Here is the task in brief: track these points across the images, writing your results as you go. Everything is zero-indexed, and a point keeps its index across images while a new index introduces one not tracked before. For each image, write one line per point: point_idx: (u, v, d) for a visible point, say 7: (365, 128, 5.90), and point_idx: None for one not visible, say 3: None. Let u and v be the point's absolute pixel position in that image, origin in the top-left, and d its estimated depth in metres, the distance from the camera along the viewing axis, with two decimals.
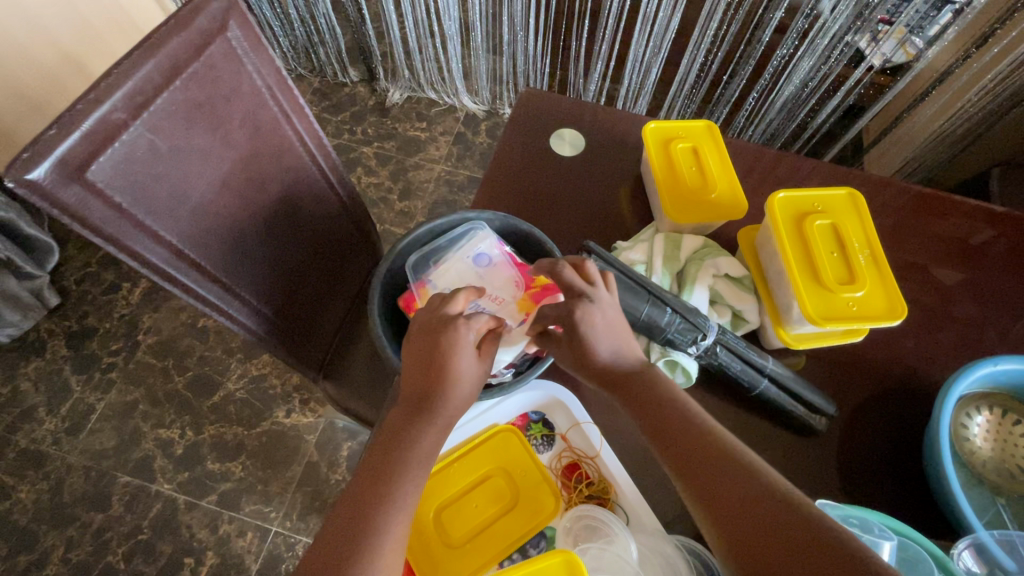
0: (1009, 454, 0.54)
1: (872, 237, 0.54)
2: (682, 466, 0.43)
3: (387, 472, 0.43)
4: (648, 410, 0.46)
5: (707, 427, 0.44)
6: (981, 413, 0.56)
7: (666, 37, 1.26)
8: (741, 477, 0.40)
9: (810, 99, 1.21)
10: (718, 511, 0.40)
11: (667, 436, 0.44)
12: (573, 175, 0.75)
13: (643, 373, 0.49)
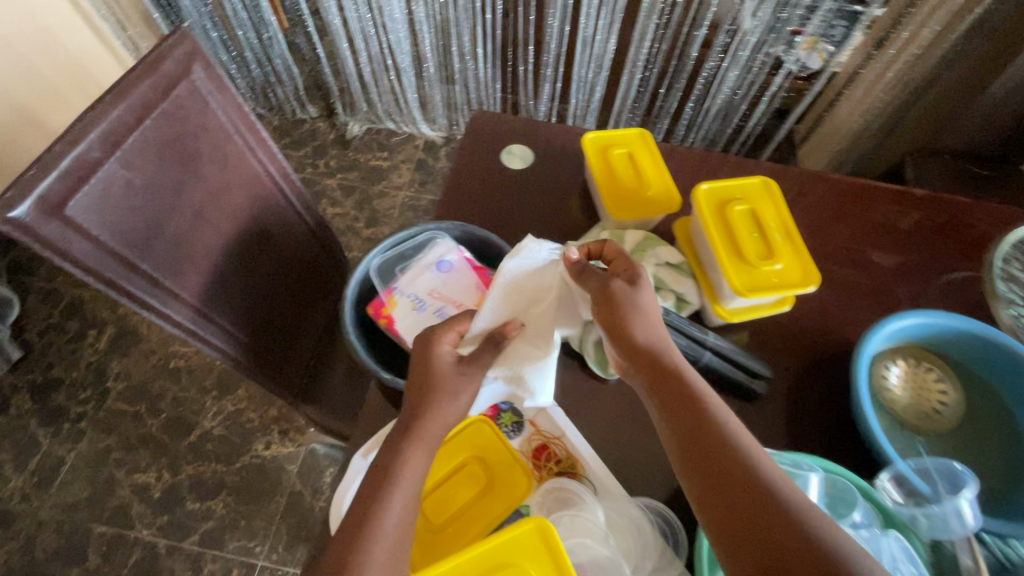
0: (924, 399, 0.62)
1: (785, 218, 0.61)
2: (702, 476, 0.44)
3: (380, 487, 0.46)
4: (677, 413, 0.47)
5: (734, 440, 0.45)
6: (897, 365, 0.63)
7: (605, 58, 1.36)
8: (757, 497, 0.41)
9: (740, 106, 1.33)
10: (720, 506, 0.42)
11: (689, 429, 0.46)
12: (526, 186, 0.81)
13: (678, 367, 0.50)
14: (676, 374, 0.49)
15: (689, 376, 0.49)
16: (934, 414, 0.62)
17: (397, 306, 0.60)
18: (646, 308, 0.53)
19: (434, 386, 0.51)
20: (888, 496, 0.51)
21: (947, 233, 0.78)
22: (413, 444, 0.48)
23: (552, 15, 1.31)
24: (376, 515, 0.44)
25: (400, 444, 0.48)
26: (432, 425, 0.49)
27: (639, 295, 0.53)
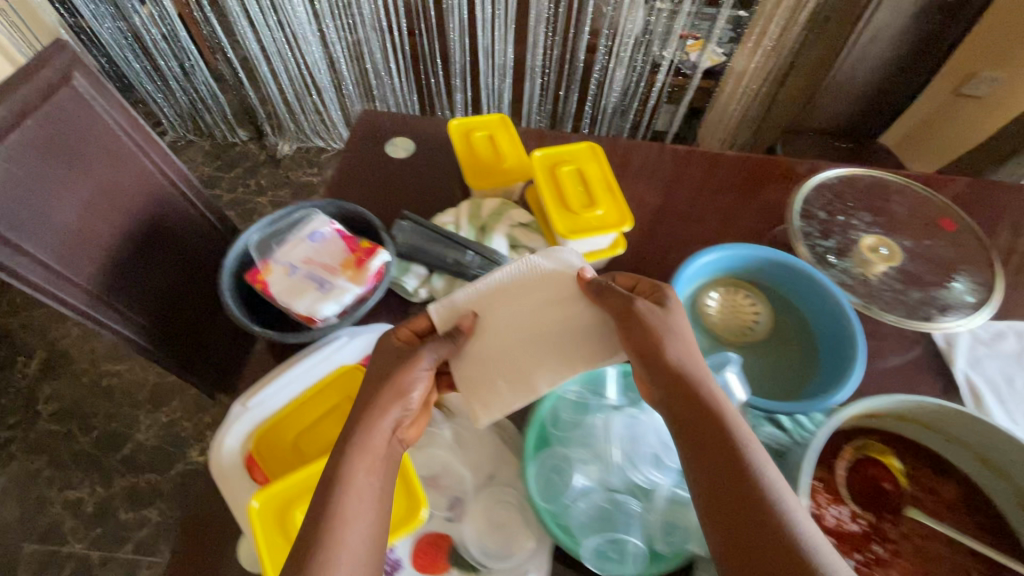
0: (741, 318, 0.73)
1: (607, 174, 0.72)
2: (717, 497, 0.44)
3: (341, 478, 0.47)
4: (698, 433, 0.47)
5: (754, 464, 0.45)
6: (715, 293, 0.74)
7: (507, 66, 1.49)
8: (768, 525, 0.42)
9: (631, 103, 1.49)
10: (727, 526, 0.43)
11: (707, 449, 0.46)
12: (407, 171, 0.90)
13: (709, 392, 0.50)
14: (705, 395, 0.49)
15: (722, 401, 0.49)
16: (744, 332, 0.72)
17: (272, 272, 0.68)
18: (676, 332, 0.53)
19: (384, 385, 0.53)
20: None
21: (782, 185, 0.85)
22: (355, 456, 0.48)
23: (452, 30, 1.43)
24: (339, 513, 0.45)
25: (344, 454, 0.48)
26: (377, 433, 0.50)
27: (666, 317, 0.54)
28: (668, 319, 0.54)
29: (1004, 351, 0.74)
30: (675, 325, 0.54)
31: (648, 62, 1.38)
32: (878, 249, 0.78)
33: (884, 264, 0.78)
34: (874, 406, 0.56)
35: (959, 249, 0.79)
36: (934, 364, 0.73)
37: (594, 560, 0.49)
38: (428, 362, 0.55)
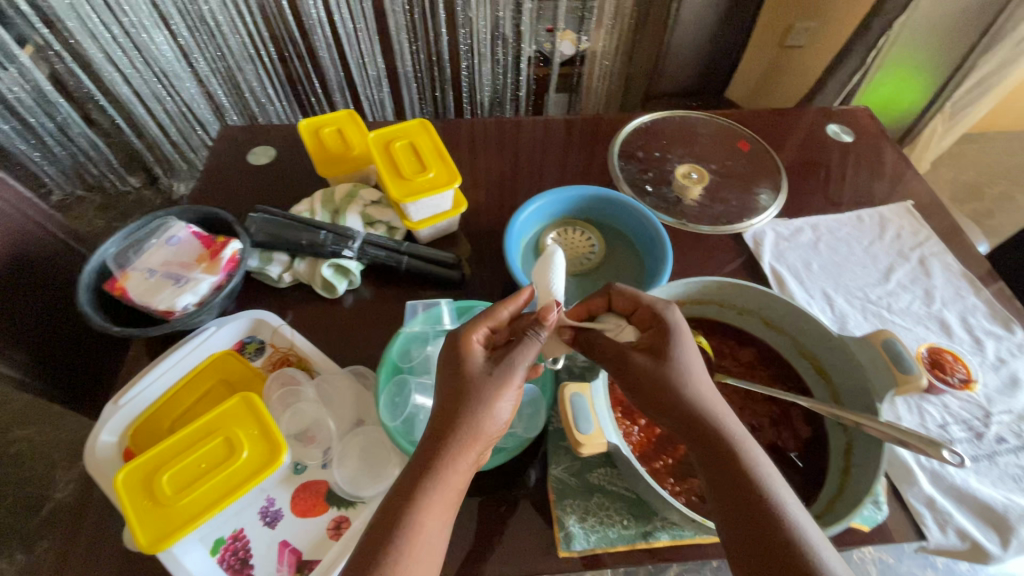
0: (575, 252, 0.83)
1: (437, 142, 0.81)
2: (734, 533, 0.47)
3: (410, 502, 0.48)
4: (713, 472, 0.49)
5: (770, 497, 0.47)
6: (552, 234, 0.84)
7: (382, 79, 1.54)
8: (777, 538, 0.45)
9: (504, 94, 1.60)
10: (737, 535, 0.46)
11: (719, 467, 0.49)
12: (270, 175, 0.96)
13: (718, 413, 0.51)
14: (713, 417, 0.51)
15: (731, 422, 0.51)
16: (582, 262, 0.82)
17: (130, 278, 0.71)
18: (689, 363, 0.53)
19: (467, 409, 0.51)
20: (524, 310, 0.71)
21: (606, 137, 0.96)
22: (434, 491, 0.49)
23: (319, 47, 1.43)
24: (409, 534, 0.47)
25: (422, 486, 0.49)
26: (455, 468, 0.51)
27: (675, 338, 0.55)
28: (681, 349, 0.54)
29: (802, 242, 0.87)
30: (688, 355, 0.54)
31: (510, 51, 1.48)
32: (698, 176, 0.90)
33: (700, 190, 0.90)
34: (674, 292, 0.66)
35: (753, 165, 0.93)
36: (744, 264, 0.86)
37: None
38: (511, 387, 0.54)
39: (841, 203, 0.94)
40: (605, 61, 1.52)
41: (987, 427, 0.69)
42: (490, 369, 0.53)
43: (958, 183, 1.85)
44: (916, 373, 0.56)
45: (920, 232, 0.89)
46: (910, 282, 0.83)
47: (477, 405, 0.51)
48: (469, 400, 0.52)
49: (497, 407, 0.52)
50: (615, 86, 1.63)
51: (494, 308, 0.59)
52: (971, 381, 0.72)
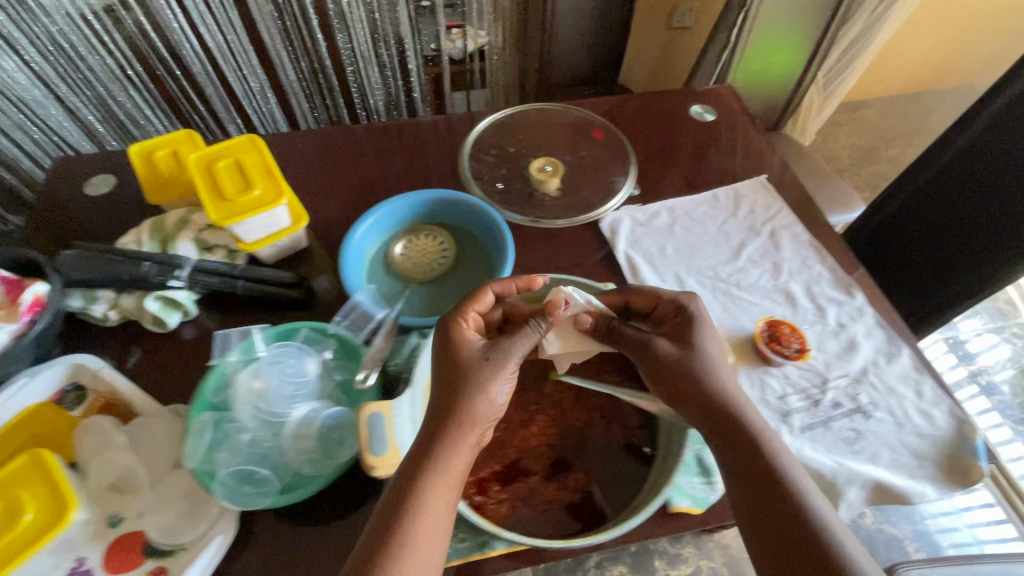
0: (426, 257, 0.80)
1: (265, 158, 0.77)
2: (754, 505, 0.50)
3: (417, 478, 0.48)
4: (738, 464, 0.52)
5: (791, 482, 0.50)
6: (399, 242, 0.81)
7: (267, 94, 1.37)
8: (792, 512, 0.49)
9: (399, 98, 1.49)
10: (755, 508, 0.50)
11: (734, 447, 0.53)
12: (109, 205, 0.90)
13: (736, 399, 0.56)
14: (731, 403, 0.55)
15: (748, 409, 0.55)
16: (434, 267, 0.80)
17: None
18: (710, 359, 0.58)
19: (466, 388, 0.53)
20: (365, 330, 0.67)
21: (460, 136, 0.94)
22: (435, 472, 0.49)
23: (194, 68, 1.24)
24: (418, 515, 0.47)
25: (433, 460, 0.49)
26: (457, 452, 0.51)
27: (701, 329, 0.60)
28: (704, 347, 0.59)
29: (657, 226, 0.87)
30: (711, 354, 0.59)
31: (396, 52, 1.37)
32: (553, 166, 0.90)
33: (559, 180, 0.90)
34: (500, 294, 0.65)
35: (606, 153, 0.93)
36: (599, 254, 0.85)
37: (229, 492, 0.53)
38: (510, 369, 0.56)
39: (699, 183, 0.95)
40: (494, 56, 1.48)
41: (824, 393, 0.70)
42: (485, 355, 0.55)
43: (850, 148, 1.92)
44: (718, 354, 0.57)
45: (772, 206, 0.90)
46: (759, 256, 0.84)
47: (479, 384, 0.53)
48: (468, 379, 0.54)
49: (493, 387, 0.54)
50: (511, 81, 1.60)
51: (481, 292, 0.62)
52: (806, 350, 0.73)
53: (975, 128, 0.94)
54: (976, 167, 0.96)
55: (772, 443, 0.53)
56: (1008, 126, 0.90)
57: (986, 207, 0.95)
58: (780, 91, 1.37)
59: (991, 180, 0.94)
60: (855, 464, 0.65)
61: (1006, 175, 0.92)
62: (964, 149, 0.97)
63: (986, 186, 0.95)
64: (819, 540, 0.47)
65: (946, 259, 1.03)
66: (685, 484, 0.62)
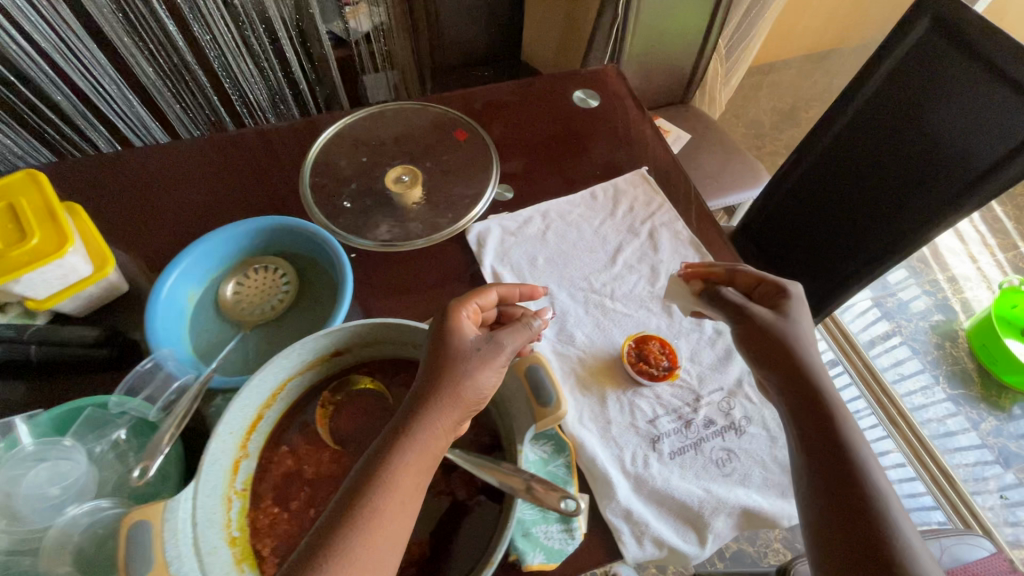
0: (267, 298, 0.71)
1: (49, 198, 0.65)
2: (808, 460, 0.50)
3: (397, 450, 0.45)
4: (803, 421, 0.51)
5: (856, 451, 0.49)
6: (234, 281, 0.71)
7: (134, 104, 1.11)
8: (846, 475, 0.47)
9: (284, 88, 1.29)
10: (807, 462, 0.50)
11: (802, 405, 0.52)
12: None
13: (809, 363, 0.54)
14: (801, 366, 0.54)
15: (823, 376, 0.54)
16: (275, 305, 0.71)
17: None
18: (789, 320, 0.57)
19: (456, 366, 0.49)
20: (168, 391, 0.56)
21: (302, 146, 0.84)
22: (410, 451, 0.45)
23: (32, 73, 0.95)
24: (388, 489, 0.43)
25: (415, 433, 0.46)
26: (436, 430, 0.47)
27: (786, 298, 0.59)
28: (774, 308, 0.58)
29: (529, 234, 0.80)
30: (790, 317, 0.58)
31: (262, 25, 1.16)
32: (411, 176, 0.80)
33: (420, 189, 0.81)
34: (319, 344, 0.56)
35: (467, 154, 0.85)
36: (463, 271, 0.77)
37: None
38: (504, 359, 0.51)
39: (577, 180, 0.87)
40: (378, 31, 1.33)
41: (696, 412, 0.66)
42: (478, 344, 0.50)
43: (764, 111, 1.88)
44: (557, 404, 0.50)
45: (653, 202, 0.84)
46: (636, 261, 0.78)
47: (453, 374, 0.49)
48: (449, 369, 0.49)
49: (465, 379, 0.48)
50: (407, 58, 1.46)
51: (483, 289, 0.60)
52: (674, 368, 0.68)
53: (857, 104, 0.91)
54: (857, 146, 0.93)
55: (839, 412, 0.51)
56: (886, 104, 0.88)
57: (865, 189, 0.94)
58: (677, 65, 1.31)
59: (869, 161, 0.92)
60: (723, 490, 0.61)
61: (886, 156, 0.90)
62: (846, 127, 0.94)
63: (867, 166, 0.93)
64: (870, 507, 0.45)
65: (829, 242, 1.01)
66: (539, 534, 0.56)
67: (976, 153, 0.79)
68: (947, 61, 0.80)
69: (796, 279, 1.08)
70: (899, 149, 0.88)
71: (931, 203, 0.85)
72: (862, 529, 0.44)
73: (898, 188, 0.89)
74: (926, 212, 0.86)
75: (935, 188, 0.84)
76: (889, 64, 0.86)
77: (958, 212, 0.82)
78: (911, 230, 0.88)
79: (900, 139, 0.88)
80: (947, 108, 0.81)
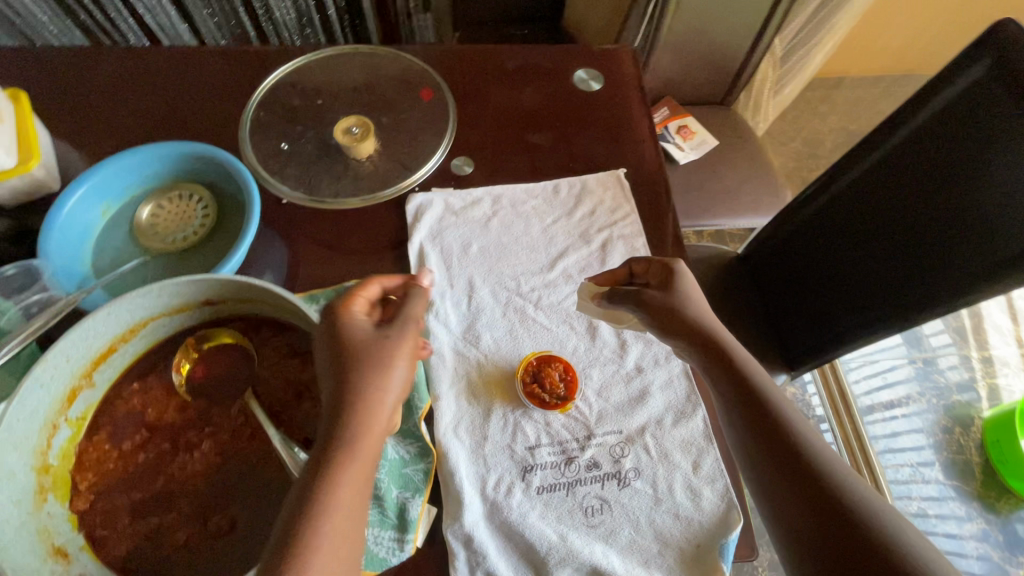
0: (181, 226, 0.68)
1: None
2: (765, 462, 0.50)
3: (332, 450, 0.44)
4: (744, 419, 0.52)
5: (798, 435, 0.50)
6: (152, 205, 0.69)
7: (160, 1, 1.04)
8: (802, 461, 0.48)
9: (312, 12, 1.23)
10: (766, 462, 0.50)
11: (742, 401, 0.52)
12: None
13: (735, 356, 0.54)
14: (731, 361, 0.54)
15: (752, 366, 0.54)
16: (188, 236, 0.68)
17: None
18: (704, 311, 0.58)
19: (365, 361, 0.48)
20: (33, 295, 0.56)
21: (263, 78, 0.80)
22: (347, 446, 0.44)
23: None
24: (329, 489, 0.42)
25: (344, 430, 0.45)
26: (370, 421, 0.46)
27: (687, 285, 0.59)
28: (692, 297, 0.58)
29: (472, 218, 0.73)
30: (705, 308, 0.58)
31: None
32: (362, 129, 0.73)
33: (374, 144, 0.74)
34: (184, 290, 0.53)
35: (428, 117, 0.78)
36: (390, 242, 0.72)
37: None
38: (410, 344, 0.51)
39: (545, 168, 0.78)
40: None
41: (583, 450, 0.60)
42: (381, 332, 0.50)
43: (826, 129, 1.69)
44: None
45: (619, 209, 0.75)
46: (576, 271, 0.72)
47: (365, 372, 0.47)
48: (360, 368, 0.47)
49: (385, 381, 0.48)
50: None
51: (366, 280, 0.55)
52: (570, 399, 0.62)
53: (888, 147, 0.75)
54: (874, 196, 0.77)
55: (774, 401, 0.52)
56: (920, 154, 0.72)
57: (870, 245, 0.79)
58: (718, 60, 1.16)
59: (884, 215, 0.77)
60: (580, 543, 0.55)
61: (903, 213, 0.74)
62: (868, 171, 0.78)
63: (880, 220, 0.77)
64: (830, 489, 0.47)
65: (822, 295, 0.87)
66: (370, 539, 0.53)
67: (1005, 244, 0.63)
68: (1002, 118, 0.63)
69: (784, 325, 0.96)
70: (921, 209, 0.72)
71: (938, 280, 0.71)
72: (835, 518, 0.45)
73: (908, 253, 0.74)
74: (930, 289, 0.72)
75: (948, 264, 0.69)
76: (930, 109, 0.69)
77: (967, 298, 0.68)
78: (908, 304, 0.74)
79: (925, 198, 0.72)
80: (992, 180, 0.65)
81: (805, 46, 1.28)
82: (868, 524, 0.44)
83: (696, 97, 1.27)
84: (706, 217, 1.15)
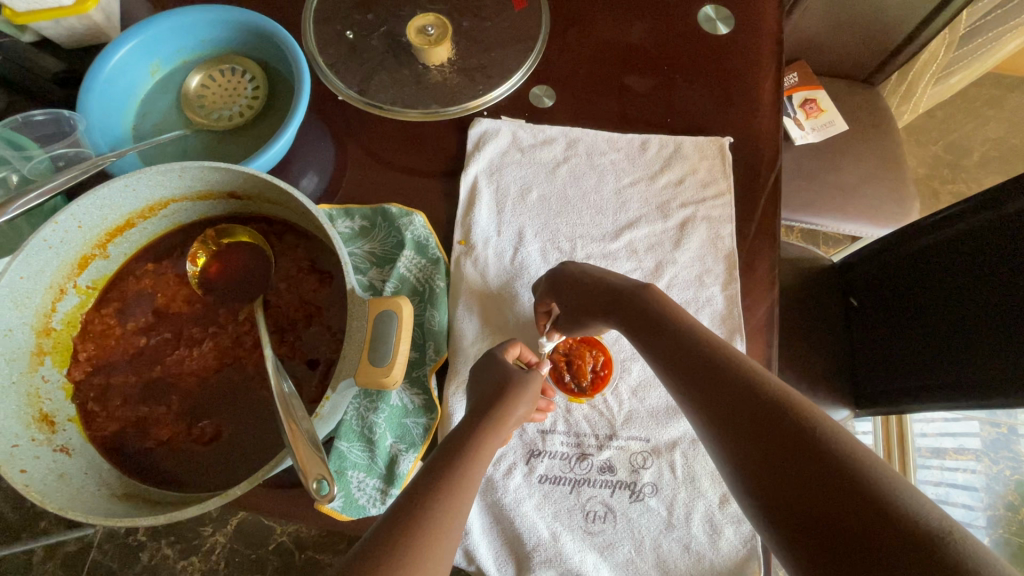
0: (227, 102, 0.62)
1: None
2: (743, 452, 0.38)
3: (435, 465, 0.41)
4: (708, 402, 0.41)
5: (780, 405, 0.38)
6: (201, 74, 0.63)
7: None
8: (794, 437, 0.36)
9: None
10: (747, 453, 0.37)
11: (704, 381, 0.42)
12: None
13: (694, 335, 0.45)
14: (689, 340, 0.45)
15: (716, 342, 0.44)
16: (232, 115, 0.62)
17: None
18: (605, 276, 0.53)
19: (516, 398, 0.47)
20: (59, 146, 0.55)
21: None
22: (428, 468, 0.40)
23: None
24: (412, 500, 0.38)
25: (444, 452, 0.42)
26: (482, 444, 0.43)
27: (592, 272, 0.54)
28: (588, 275, 0.53)
29: (539, 159, 0.64)
30: (609, 276, 0.53)
31: None
32: (439, 31, 0.63)
33: (449, 50, 0.64)
34: (204, 178, 0.47)
35: (515, 31, 0.66)
36: (443, 169, 0.64)
37: None
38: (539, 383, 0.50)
39: (637, 119, 0.66)
40: None
41: (599, 450, 0.53)
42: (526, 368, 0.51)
43: (981, 138, 1.41)
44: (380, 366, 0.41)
45: (712, 185, 0.63)
46: (643, 248, 0.61)
47: (513, 398, 0.47)
48: (515, 393, 0.47)
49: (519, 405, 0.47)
50: None
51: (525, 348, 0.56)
52: (586, 392, 0.55)
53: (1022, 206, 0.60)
54: (987, 253, 0.64)
55: (747, 371, 0.41)
56: None
57: (936, 307, 0.69)
58: (879, 26, 0.95)
59: (997, 278, 0.63)
60: (572, 548, 0.50)
61: (986, 288, 0.64)
62: (989, 225, 0.64)
63: (972, 285, 0.65)
64: (836, 466, 0.34)
65: (914, 338, 0.72)
66: (352, 482, 0.49)
67: None
68: None
69: (864, 356, 0.83)
70: (992, 293, 0.63)
71: (959, 373, 0.65)
72: (846, 508, 0.32)
73: (998, 329, 0.62)
74: (963, 375, 0.65)
75: (980, 358, 0.63)
76: None
77: (983, 399, 0.62)
78: (934, 384, 0.68)
79: (1010, 283, 0.61)
80: None
81: (995, 30, 1.02)
82: (899, 508, 0.31)
83: (835, 67, 1.06)
84: (807, 213, 0.99)
